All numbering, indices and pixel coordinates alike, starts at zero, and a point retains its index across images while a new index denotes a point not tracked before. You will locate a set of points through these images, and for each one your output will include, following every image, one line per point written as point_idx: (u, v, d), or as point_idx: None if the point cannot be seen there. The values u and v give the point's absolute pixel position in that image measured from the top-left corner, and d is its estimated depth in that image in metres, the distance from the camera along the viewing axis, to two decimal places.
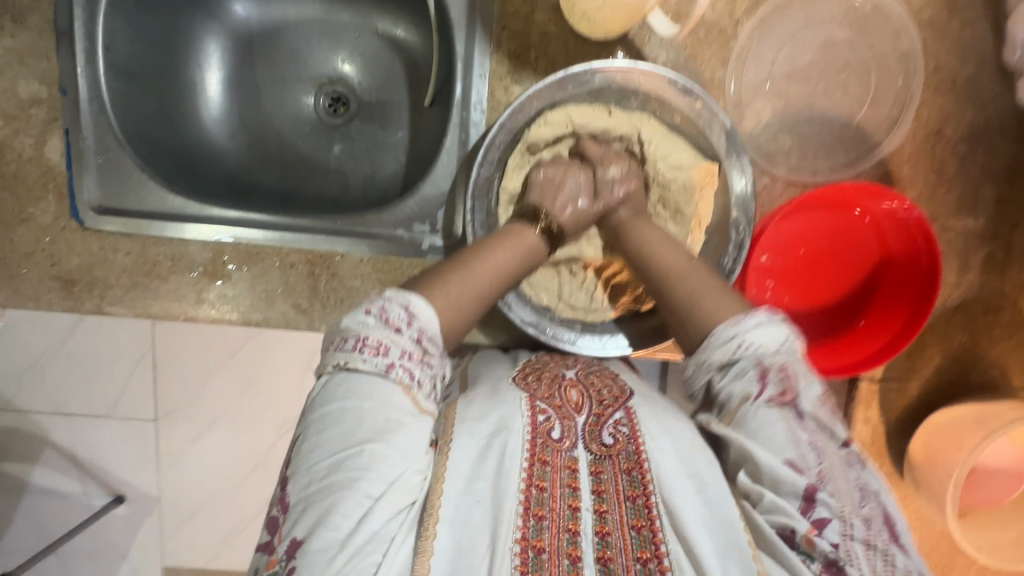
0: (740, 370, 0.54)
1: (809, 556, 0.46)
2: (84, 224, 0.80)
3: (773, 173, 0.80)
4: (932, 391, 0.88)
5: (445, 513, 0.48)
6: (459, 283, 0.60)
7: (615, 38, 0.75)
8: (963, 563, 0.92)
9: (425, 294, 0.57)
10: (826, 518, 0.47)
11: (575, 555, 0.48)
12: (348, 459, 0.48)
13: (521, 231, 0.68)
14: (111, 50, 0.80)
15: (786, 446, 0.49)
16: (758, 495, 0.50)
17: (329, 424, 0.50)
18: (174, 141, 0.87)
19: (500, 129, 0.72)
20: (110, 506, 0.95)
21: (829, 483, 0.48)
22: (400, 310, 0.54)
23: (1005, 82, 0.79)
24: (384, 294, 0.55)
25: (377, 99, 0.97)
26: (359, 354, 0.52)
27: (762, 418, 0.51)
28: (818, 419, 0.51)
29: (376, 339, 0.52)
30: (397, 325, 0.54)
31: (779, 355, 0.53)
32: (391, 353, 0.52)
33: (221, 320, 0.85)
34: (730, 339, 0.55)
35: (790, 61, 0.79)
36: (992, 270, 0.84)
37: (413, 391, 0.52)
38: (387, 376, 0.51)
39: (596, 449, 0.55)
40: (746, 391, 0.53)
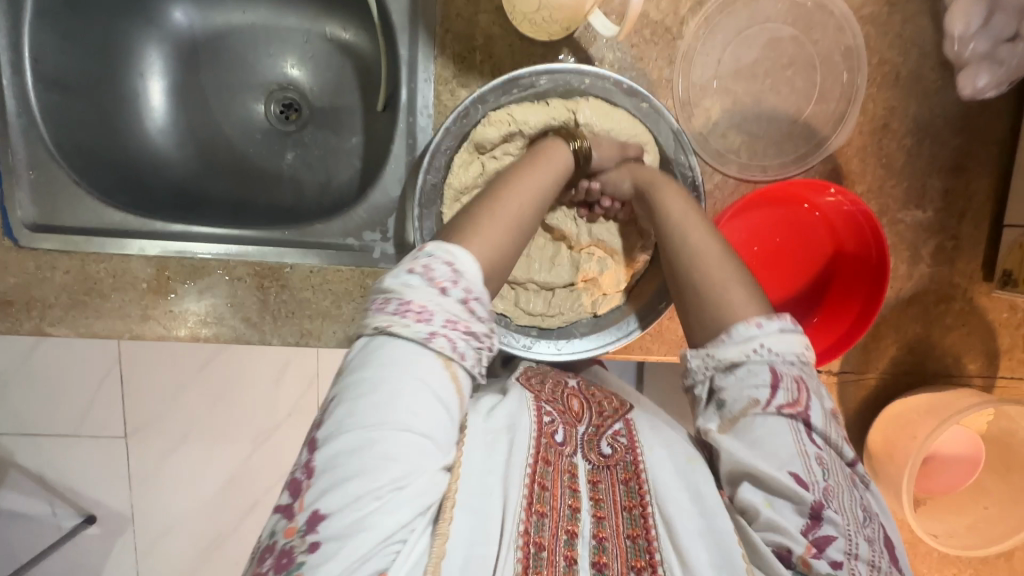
0: (750, 356, 0.53)
1: (804, 574, 0.47)
2: (18, 243, 0.76)
3: (724, 171, 0.80)
4: (889, 382, 0.89)
5: (462, 499, 0.47)
6: (495, 215, 0.57)
7: (560, 38, 0.75)
8: (926, 551, 0.94)
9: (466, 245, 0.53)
10: (830, 533, 0.47)
11: (571, 557, 0.47)
12: (381, 432, 0.43)
13: (551, 144, 0.67)
14: (38, 61, 0.77)
15: (793, 458, 0.49)
16: (756, 512, 0.49)
17: (364, 390, 0.45)
18: (115, 154, 0.85)
19: (445, 133, 0.70)
20: (80, 526, 0.96)
21: (833, 499, 0.48)
22: (444, 268, 0.50)
23: (947, 74, 0.80)
24: (428, 250, 0.50)
25: (329, 105, 0.96)
26: (403, 318, 0.47)
27: (769, 428, 0.50)
28: (826, 435, 0.51)
29: (420, 303, 0.48)
30: (442, 285, 0.49)
31: (793, 362, 0.53)
32: (435, 320, 0.47)
33: (168, 337, 0.80)
34: (751, 337, 0.53)
35: (736, 59, 0.79)
36: (943, 261, 0.85)
37: (454, 362, 0.47)
38: (430, 345, 0.47)
39: (595, 458, 0.55)
40: (756, 395, 0.51)
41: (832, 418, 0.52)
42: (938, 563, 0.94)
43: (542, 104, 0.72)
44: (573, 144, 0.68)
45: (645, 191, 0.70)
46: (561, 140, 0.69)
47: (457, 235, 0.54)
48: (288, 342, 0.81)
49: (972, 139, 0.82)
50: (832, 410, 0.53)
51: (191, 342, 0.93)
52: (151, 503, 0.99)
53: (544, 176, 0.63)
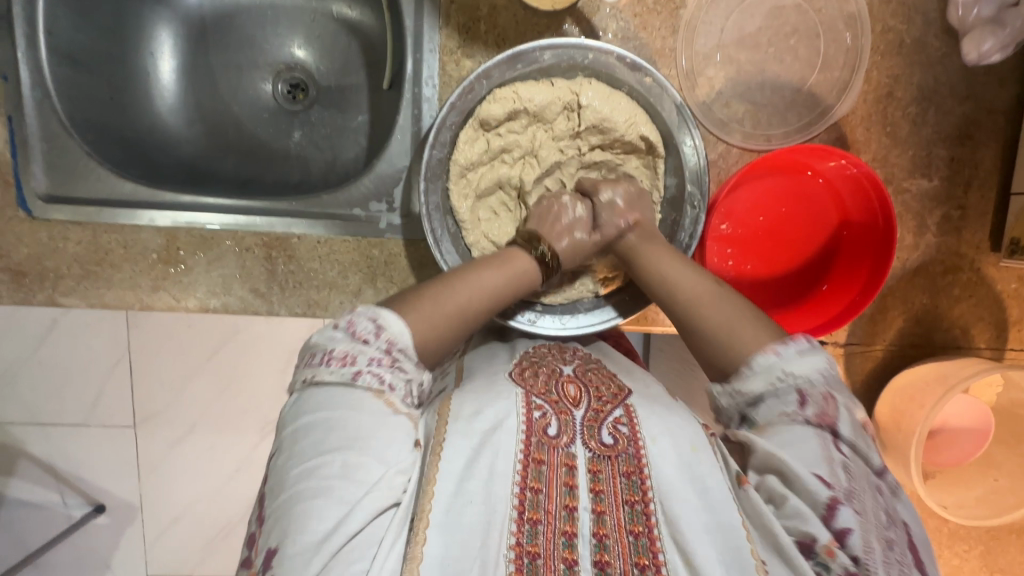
0: (774, 386, 0.54)
1: (827, 567, 0.46)
2: (32, 213, 0.78)
3: (728, 140, 0.81)
4: (897, 354, 0.89)
5: (434, 517, 0.47)
6: (438, 300, 0.60)
7: (563, 8, 0.75)
8: (937, 526, 0.94)
9: (397, 309, 0.57)
10: (847, 528, 0.46)
11: (571, 560, 0.48)
12: (319, 467, 0.46)
13: (513, 254, 0.68)
14: (52, 35, 0.78)
15: (818, 461, 0.49)
16: (782, 498, 0.49)
17: (303, 438, 0.49)
18: (126, 130, 0.86)
19: (450, 108, 0.70)
20: (89, 517, 0.95)
21: (856, 501, 0.47)
22: (369, 323, 0.54)
23: (951, 41, 0.80)
24: (355, 309, 0.55)
25: (335, 84, 0.97)
26: (325, 366, 0.52)
27: (797, 435, 0.50)
28: (854, 444, 0.51)
29: (343, 350, 0.52)
30: (365, 337, 0.53)
31: (819, 384, 0.52)
32: (358, 361, 0.52)
33: (177, 308, 0.82)
34: (770, 366, 0.54)
35: (739, 29, 0.79)
36: (949, 231, 0.85)
37: (385, 394, 0.51)
38: (356, 384, 0.51)
39: (595, 447, 0.54)
40: (784, 410, 0.52)
41: (861, 429, 0.52)
42: (950, 538, 0.94)
43: (545, 82, 0.72)
44: (536, 252, 0.69)
45: (637, 245, 0.70)
46: (522, 248, 0.69)
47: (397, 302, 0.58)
48: (295, 313, 0.83)
49: (978, 108, 0.82)
50: (863, 423, 0.53)
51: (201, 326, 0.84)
52: (156, 494, 0.97)
53: (492, 278, 0.64)
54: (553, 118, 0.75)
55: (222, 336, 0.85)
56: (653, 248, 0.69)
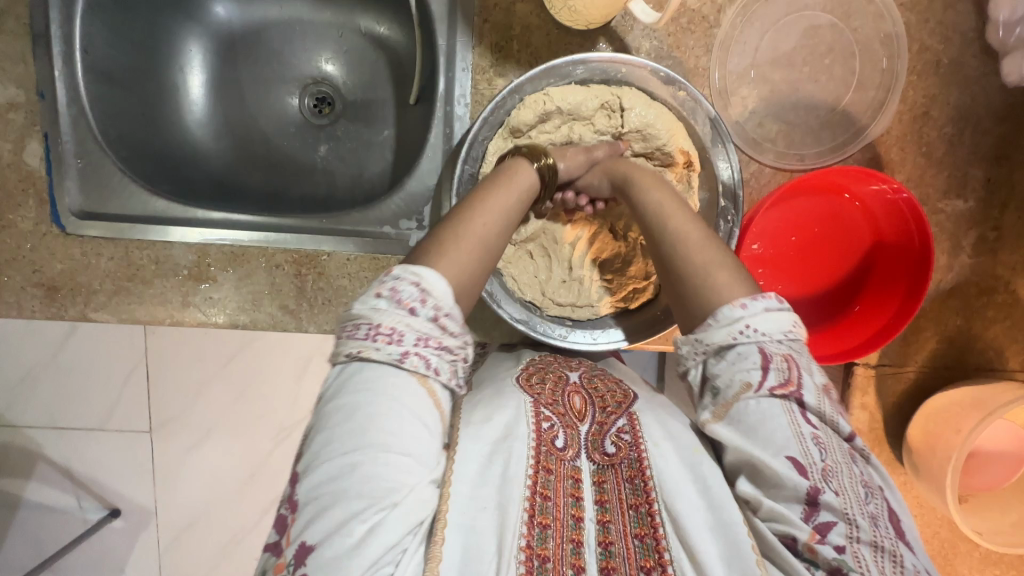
0: (734, 341, 0.48)
1: (815, 564, 0.43)
2: (65, 229, 0.78)
3: (760, 160, 0.80)
4: (930, 375, 0.87)
5: (452, 517, 0.46)
6: (460, 233, 0.53)
7: (597, 28, 0.75)
8: (967, 550, 0.92)
9: (435, 265, 0.49)
10: (830, 522, 0.43)
11: (578, 565, 0.48)
12: (361, 461, 0.41)
13: (519, 164, 0.64)
14: (89, 53, 0.79)
15: (789, 436, 0.45)
16: (757, 502, 0.47)
17: (339, 419, 0.43)
18: (156, 143, 0.87)
19: (483, 122, 0.72)
20: (105, 520, 0.93)
21: (833, 479, 0.44)
22: (412, 287, 0.47)
23: (990, 60, 0.79)
24: (394, 271, 0.47)
25: (362, 98, 0.97)
26: (373, 342, 0.45)
27: (764, 411, 0.46)
28: (821, 414, 0.47)
29: (390, 325, 0.45)
30: (411, 305, 0.46)
31: (782, 342, 0.48)
32: (405, 340, 0.45)
33: (207, 323, 0.82)
34: (735, 317, 0.49)
35: (774, 47, 0.79)
36: (984, 252, 0.84)
37: (427, 378, 0.46)
38: (403, 365, 0.45)
39: (599, 459, 0.56)
40: (748, 379, 0.47)
41: (825, 393, 0.47)
42: (980, 564, 0.93)
43: (581, 85, 0.72)
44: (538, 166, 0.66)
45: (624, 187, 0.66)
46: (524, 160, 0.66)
47: (422, 256, 0.51)
48: (324, 329, 0.83)
49: (1016, 128, 0.81)
50: (828, 387, 0.49)
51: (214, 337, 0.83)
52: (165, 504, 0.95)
53: (504, 198, 0.59)
54: (591, 114, 0.73)
55: (240, 341, 0.83)
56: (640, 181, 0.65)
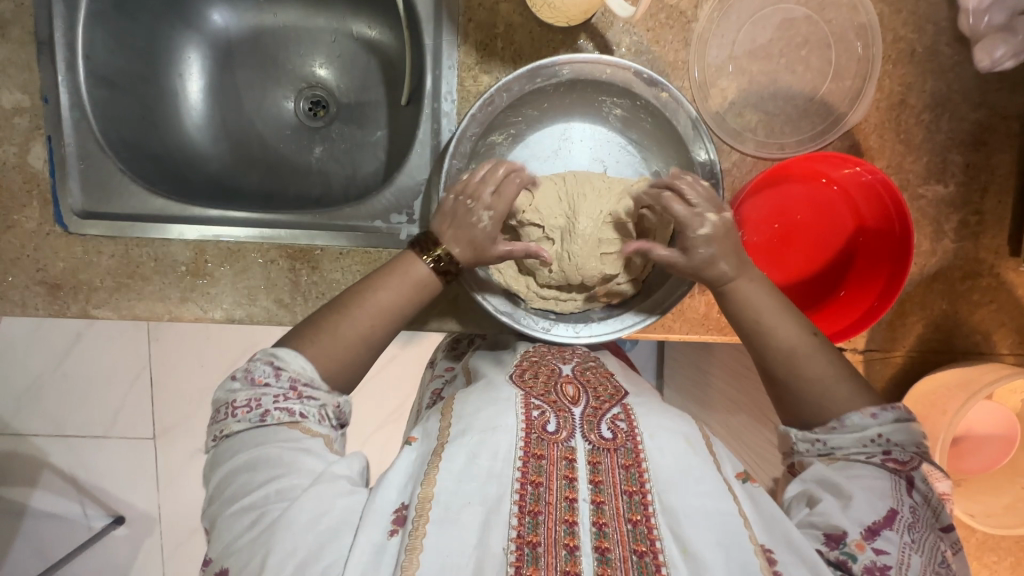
0: (863, 448, 0.55)
1: (853, 557, 0.48)
2: (68, 228, 0.81)
3: (741, 149, 0.81)
4: (917, 360, 0.88)
5: (434, 514, 0.48)
6: (338, 331, 0.60)
7: (578, 24, 0.78)
8: (964, 537, 0.92)
9: (299, 348, 0.58)
10: (886, 549, 0.48)
11: (571, 545, 0.47)
12: (255, 499, 0.48)
13: (407, 261, 0.66)
14: (91, 59, 0.82)
15: (886, 495, 0.51)
16: (816, 501, 0.52)
17: (238, 475, 0.50)
18: (156, 146, 0.89)
19: (471, 120, 0.72)
20: (114, 524, 1.25)
21: (914, 534, 0.50)
22: (265, 366, 0.56)
23: (963, 48, 0.80)
24: (252, 356, 0.57)
25: (355, 101, 1.00)
26: (232, 417, 0.54)
27: (867, 472, 0.53)
28: (926, 496, 0.53)
29: (245, 398, 0.54)
30: (263, 380, 0.55)
31: (912, 450, 0.54)
32: (264, 402, 0.54)
33: (205, 318, 0.83)
34: (865, 427, 0.55)
35: (751, 40, 0.81)
36: (967, 236, 0.85)
37: (300, 423, 0.54)
38: (265, 423, 0.53)
39: (595, 440, 0.56)
40: (867, 456, 0.55)
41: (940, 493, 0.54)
42: (978, 551, 0.92)
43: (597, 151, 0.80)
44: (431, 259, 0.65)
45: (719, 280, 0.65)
46: (415, 252, 0.67)
47: (298, 337, 0.60)
48: None
49: (993, 114, 0.82)
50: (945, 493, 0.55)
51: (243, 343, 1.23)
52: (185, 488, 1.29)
53: (387, 295, 0.63)
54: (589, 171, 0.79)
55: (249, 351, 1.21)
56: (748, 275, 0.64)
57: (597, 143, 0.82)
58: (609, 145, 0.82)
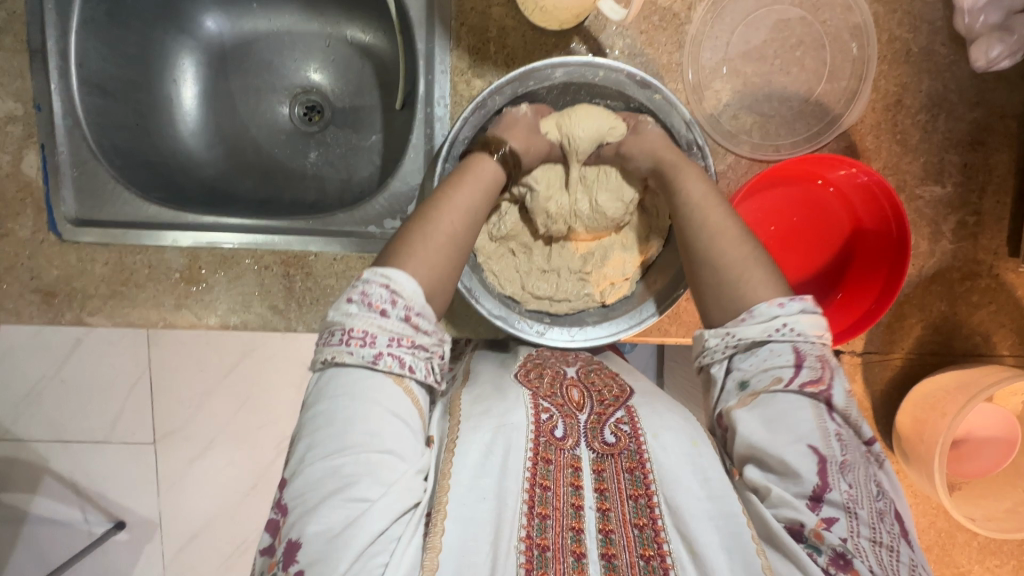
0: (772, 336, 0.51)
1: (817, 548, 0.45)
2: (62, 236, 0.81)
3: (736, 151, 0.81)
4: (916, 362, 0.87)
5: (451, 509, 0.50)
6: (429, 238, 0.57)
7: (570, 27, 0.77)
8: (965, 540, 0.91)
9: (407, 269, 0.53)
10: (834, 515, 0.45)
11: (579, 552, 0.49)
12: (344, 464, 0.45)
13: (478, 160, 0.67)
14: (83, 66, 0.82)
15: (811, 429, 0.47)
16: (767, 489, 0.48)
17: (322, 426, 0.47)
18: (150, 153, 0.89)
19: (463, 123, 0.72)
20: (111, 533, 1.24)
21: (848, 473, 0.47)
22: (382, 290, 0.50)
23: (959, 48, 0.80)
24: (363, 276, 0.51)
25: (350, 105, 1.00)
26: (347, 347, 0.49)
27: (788, 403, 0.49)
28: (847, 415, 0.49)
29: (362, 328, 0.49)
30: (380, 306, 0.50)
31: (814, 343, 0.51)
32: (378, 341, 0.49)
33: (199, 325, 0.83)
34: (773, 316, 0.52)
35: (745, 41, 0.80)
36: (965, 237, 0.84)
37: (404, 375, 0.50)
38: (377, 366, 0.49)
39: (599, 447, 0.56)
40: (780, 375, 0.50)
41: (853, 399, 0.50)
42: (979, 554, 0.92)
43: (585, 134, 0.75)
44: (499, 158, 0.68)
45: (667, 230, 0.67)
46: (486, 151, 0.68)
47: (389, 257, 0.54)
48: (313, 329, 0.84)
49: (990, 113, 0.82)
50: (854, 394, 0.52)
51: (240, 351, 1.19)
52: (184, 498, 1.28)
53: (465, 197, 0.62)
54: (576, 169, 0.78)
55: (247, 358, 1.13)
56: (685, 171, 0.66)
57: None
58: None
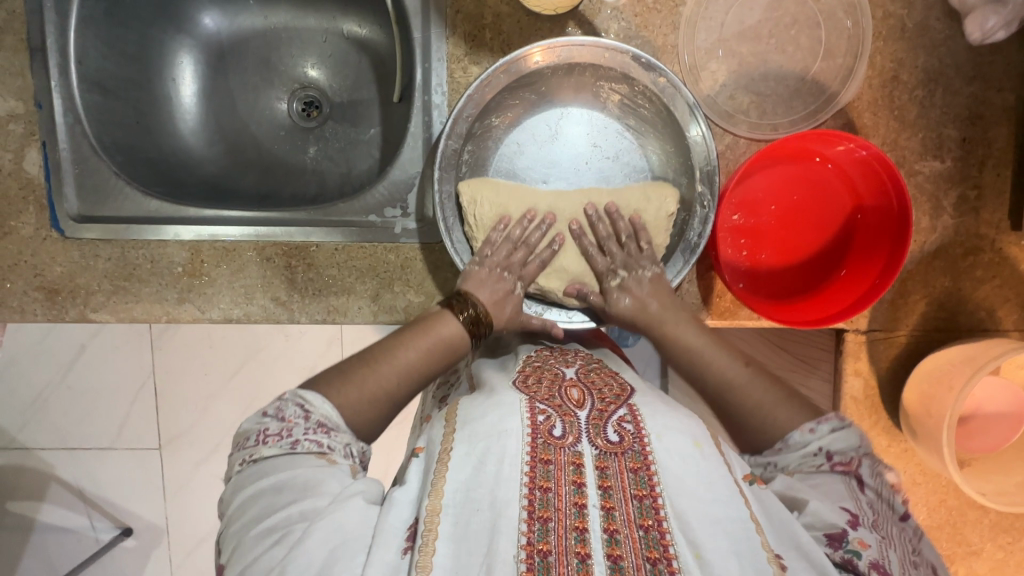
0: (810, 460, 0.56)
1: (858, 553, 0.49)
2: (64, 233, 0.81)
3: (734, 131, 0.81)
4: (921, 339, 0.87)
5: (445, 529, 0.48)
6: (367, 378, 0.60)
7: (566, 11, 0.78)
8: (977, 518, 0.91)
9: (324, 391, 0.58)
10: (867, 539, 0.50)
11: (583, 553, 0.46)
12: (278, 521, 0.48)
13: (437, 319, 0.67)
14: (82, 64, 0.82)
15: (844, 498, 0.53)
16: (799, 502, 0.53)
17: (251, 506, 0.50)
18: (151, 150, 0.90)
19: (468, 100, 0.72)
20: (119, 537, 1.27)
21: (881, 528, 0.51)
22: (297, 406, 0.56)
23: (954, 22, 0.80)
24: (283, 395, 0.57)
25: (348, 99, 1.00)
26: (264, 444, 0.53)
27: (824, 480, 0.54)
28: (878, 491, 0.54)
29: (277, 428, 0.54)
30: (294, 417, 0.55)
31: (856, 454, 0.55)
32: (295, 432, 0.54)
33: (202, 319, 0.83)
34: (807, 443, 0.56)
35: (740, 21, 0.81)
36: (966, 212, 0.84)
37: (326, 455, 0.53)
38: (296, 452, 0.52)
39: (601, 445, 0.54)
40: (812, 459, 0.56)
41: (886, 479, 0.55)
42: (991, 531, 0.91)
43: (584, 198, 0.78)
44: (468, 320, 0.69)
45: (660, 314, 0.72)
46: (451, 311, 0.69)
47: (328, 380, 0.60)
48: (316, 320, 0.84)
49: (987, 87, 0.82)
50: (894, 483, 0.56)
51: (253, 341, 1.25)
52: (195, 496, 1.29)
53: (415, 356, 0.63)
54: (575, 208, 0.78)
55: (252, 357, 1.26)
56: (675, 315, 0.72)
57: (594, 128, 0.80)
58: (608, 131, 0.80)
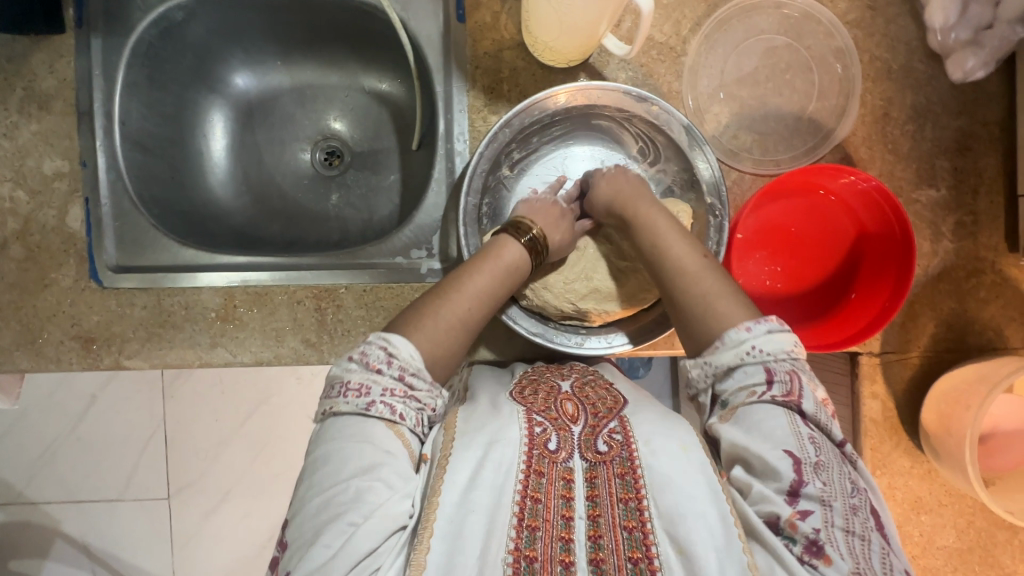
0: (742, 359, 0.58)
1: (793, 539, 0.49)
2: (102, 283, 0.84)
3: (739, 168, 0.86)
4: (933, 359, 0.89)
5: (438, 526, 0.50)
6: (440, 316, 0.64)
7: (578, 64, 0.84)
8: (1006, 539, 0.91)
9: (406, 334, 0.62)
10: (809, 508, 0.49)
11: (567, 561, 0.49)
12: (336, 492, 0.52)
13: (502, 244, 0.71)
14: (125, 125, 0.88)
15: (783, 438, 0.53)
16: (749, 487, 0.53)
17: (319, 465, 0.54)
18: (184, 204, 0.94)
19: (480, 158, 0.77)
20: None
21: (822, 471, 0.51)
22: (380, 352, 0.60)
23: (936, 63, 0.87)
24: (367, 339, 0.61)
25: (368, 148, 1.06)
26: (343, 398, 0.58)
27: (765, 413, 0.55)
28: (818, 420, 0.55)
29: (358, 381, 0.58)
30: (378, 367, 0.59)
31: (785, 362, 0.57)
32: (372, 392, 0.57)
33: (234, 362, 0.85)
34: (741, 341, 0.59)
35: (737, 69, 0.88)
36: (964, 236, 0.88)
37: (395, 423, 0.57)
38: (370, 413, 0.57)
39: (591, 457, 0.57)
40: (754, 388, 0.57)
41: (822, 404, 0.56)
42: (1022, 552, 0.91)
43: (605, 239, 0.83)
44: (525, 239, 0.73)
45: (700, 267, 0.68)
46: (511, 235, 0.73)
47: (401, 326, 0.63)
48: (345, 359, 0.86)
49: (972, 121, 0.88)
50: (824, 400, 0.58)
51: (251, 386, 1.21)
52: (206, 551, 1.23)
53: (483, 282, 0.68)
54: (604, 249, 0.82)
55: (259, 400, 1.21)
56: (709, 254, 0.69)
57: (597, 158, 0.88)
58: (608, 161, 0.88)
